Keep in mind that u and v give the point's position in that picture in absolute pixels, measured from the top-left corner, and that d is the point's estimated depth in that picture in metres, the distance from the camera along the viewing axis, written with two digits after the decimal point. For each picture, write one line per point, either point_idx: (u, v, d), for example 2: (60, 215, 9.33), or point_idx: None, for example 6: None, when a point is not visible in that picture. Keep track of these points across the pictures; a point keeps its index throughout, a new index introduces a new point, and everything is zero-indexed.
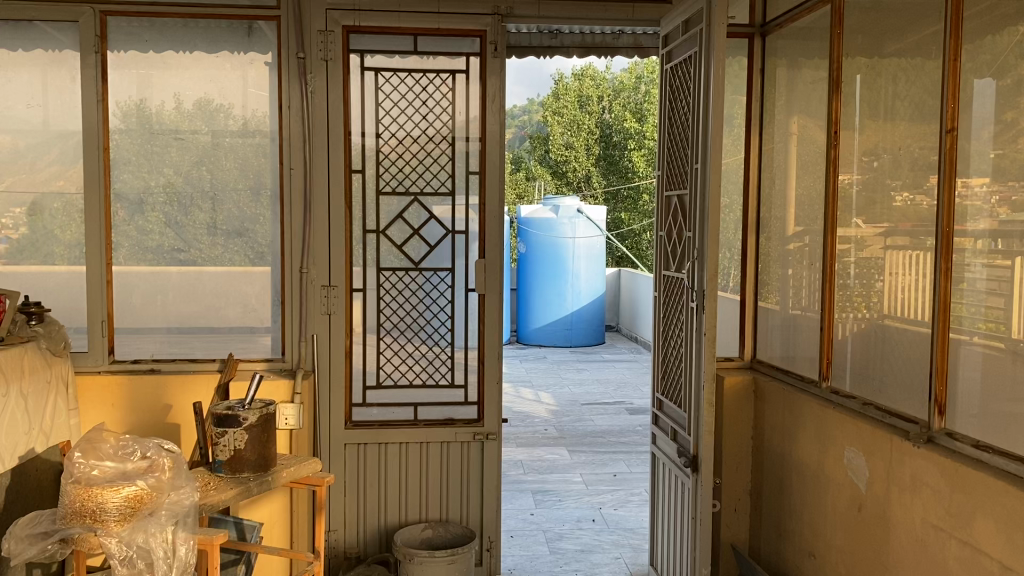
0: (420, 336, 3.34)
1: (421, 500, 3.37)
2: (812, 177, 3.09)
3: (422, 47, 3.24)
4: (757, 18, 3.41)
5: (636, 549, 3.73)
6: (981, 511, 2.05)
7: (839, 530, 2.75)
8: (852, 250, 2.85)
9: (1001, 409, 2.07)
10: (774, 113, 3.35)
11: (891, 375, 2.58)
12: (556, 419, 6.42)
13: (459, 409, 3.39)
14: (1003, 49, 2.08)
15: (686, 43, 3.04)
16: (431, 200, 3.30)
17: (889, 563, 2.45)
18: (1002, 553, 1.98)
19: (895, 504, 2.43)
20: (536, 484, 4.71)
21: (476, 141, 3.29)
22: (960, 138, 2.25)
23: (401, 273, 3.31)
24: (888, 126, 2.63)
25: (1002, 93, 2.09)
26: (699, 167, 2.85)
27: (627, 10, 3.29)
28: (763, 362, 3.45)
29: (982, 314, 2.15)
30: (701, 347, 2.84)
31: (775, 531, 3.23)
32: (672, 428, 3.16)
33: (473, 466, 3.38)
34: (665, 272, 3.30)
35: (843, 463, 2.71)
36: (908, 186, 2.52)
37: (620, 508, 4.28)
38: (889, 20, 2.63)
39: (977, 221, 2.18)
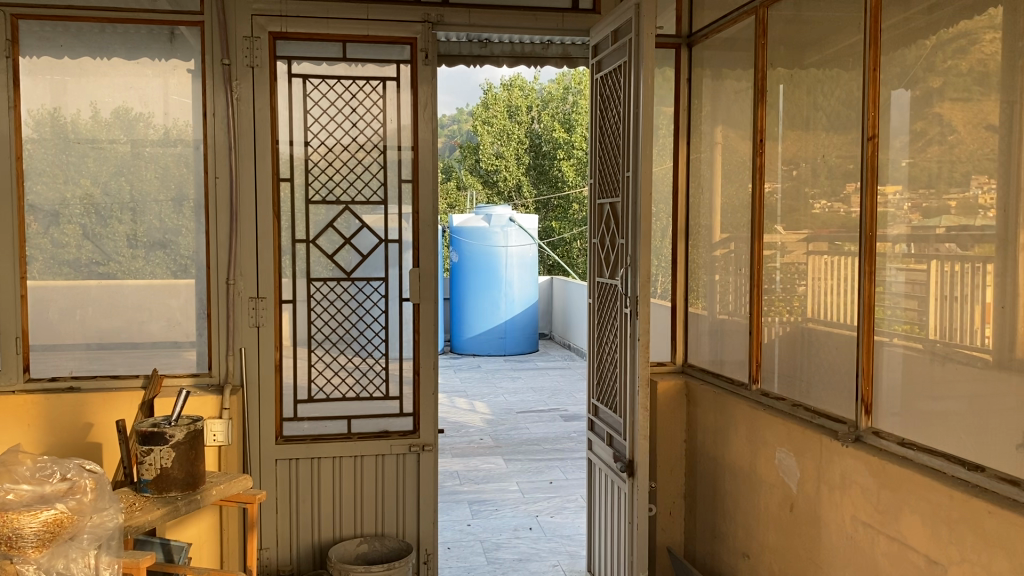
0: (352, 347, 3.29)
1: (356, 514, 3.31)
2: (737, 185, 3.16)
3: (352, 53, 3.20)
4: (684, 28, 3.48)
5: (573, 555, 3.74)
6: (908, 507, 2.11)
7: (772, 530, 2.80)
8: (777, 256, 2.91)
9: (922, 408, 2.14)
10: (701, 123, 3.41)
11: (818, 376, 2.65)
12: (491, 428, 6.40)
13: (394, 421, 3.33)
14: (915, 61, 2.17)
15: (615, 52, 3.07)
16: (363, 209, 3.25)
17: (821, 560, 2.51)
18: (927, 547, 2.04)
19: (825, 502, 2.49)
20: (471, 494, 4.68)
21: (408, 150, 3.25)
22: (880, 145, 2.31)
23: (332, 284, 3.26)
24: (808, 135, 2.70)
25: (915, 103, 2.17)
26: (630, 175, 2.88)
27: (557, 19, 3.31)
28: (694, 366, 3.50)
29: (901, 315, 2.23)
30: (634, 352, 2.86)
31: (710, 533, 3.27)
32: (608, 433, 3.18)
33: (409, 478, 3.34)
34: (598, 279, 3.32)
35: (774, 463, 2.77)
36: (826, 195, 2.60)
37: (556, 516, 4.28)
38: (807, 32, 2.71)
39: (894, 227, 2.25)
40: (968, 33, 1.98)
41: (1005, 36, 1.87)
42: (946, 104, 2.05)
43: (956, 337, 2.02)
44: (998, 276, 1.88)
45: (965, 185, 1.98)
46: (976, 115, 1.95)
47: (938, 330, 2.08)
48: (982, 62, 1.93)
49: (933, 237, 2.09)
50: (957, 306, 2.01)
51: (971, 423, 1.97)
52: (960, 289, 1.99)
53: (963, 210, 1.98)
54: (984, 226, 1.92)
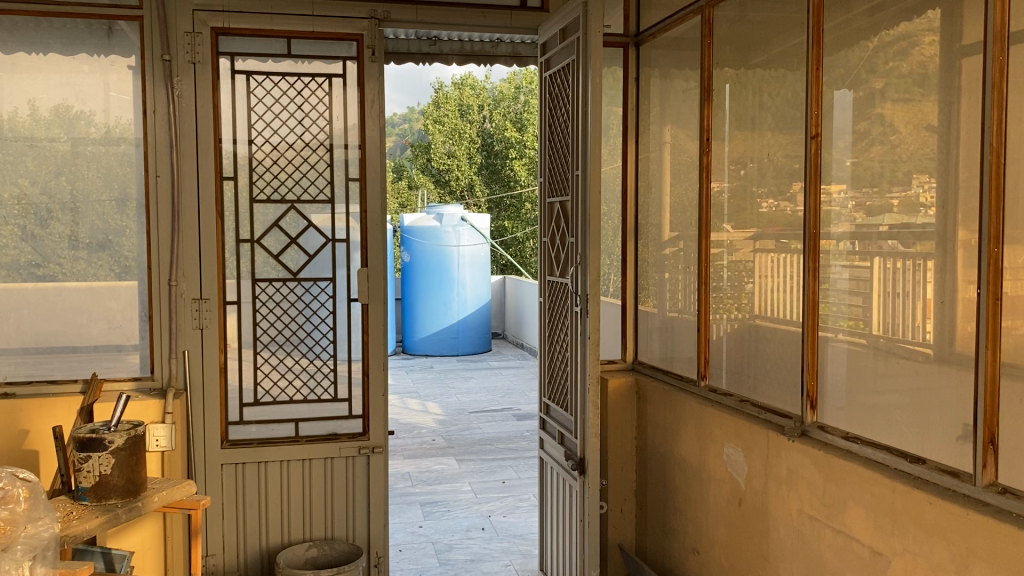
0: (300, 349, 3.24)
1: (305, 518, 3.26)
2: (685, 185, 3.19)
3: (298, 50, 3.15)
4: (631, 27, 3.50)
5: (526, 554, 3.73)
6: (853, 500, 2.15)
7: (720, 525, 2.83)
8: (724, 254, 2.94)
9: (866, 402, 2.19)
10: (649, 123, 3.44)
11: (764, 372, 2.69)
12: (443, 430, 6.36)
13: (343, 423, 3.29)
14: (856, 63, 2.21)
15: (563, 51, 3.07)
16: (309, 208, 3.20)
17: (769, 554, 2.54)
18: (871, 539, 2.08)
19: (772, 497, 2.52)
20: (423, 495, 4.65)
21: (355, 148, 3.21)
22: (823, 144, 2.36)
23: (278, 284, 3.21)
24: (755, 136, 2.73)
25: (858, 104, 2.21)
26: (579, 174, 2.88)
27: (505, 17, 3.30)
28: (644, 363, 3.52)
29: (845, 311, 2.27)
30: (584, 350, 2.87)
31: (660, 529, 3.29)
32: (559, 431, 3.18)
33: (359, 481, 3.30)
34: (549, 277, 3.32)
35: (723, 459, 2.80)
36: (773, 194, 2.62)
37: (508, 516, 4.27)
38: (752, 33, 2.74)
39: (838, 226, 2.29)
40: (908, 36, 2.02)
41: (944, 38, 1.90)
42: (888, 105, 2.08)
43: (898, 332, 2.06)
44: (938, 272, 1.92)
45: (907, 184, 2.01)
46: (916, 116, 1.98)
47: (882, 326, 2.12)
48: (922, 65, 1.97)
49: (877, 234, 2.12)
50: (900, 302, 2.04)
51: (913, 417, 2.01)
52: (902, 285, 2.03)
53: (905, 208, 2.02)
54: (926, 224, 1.95)
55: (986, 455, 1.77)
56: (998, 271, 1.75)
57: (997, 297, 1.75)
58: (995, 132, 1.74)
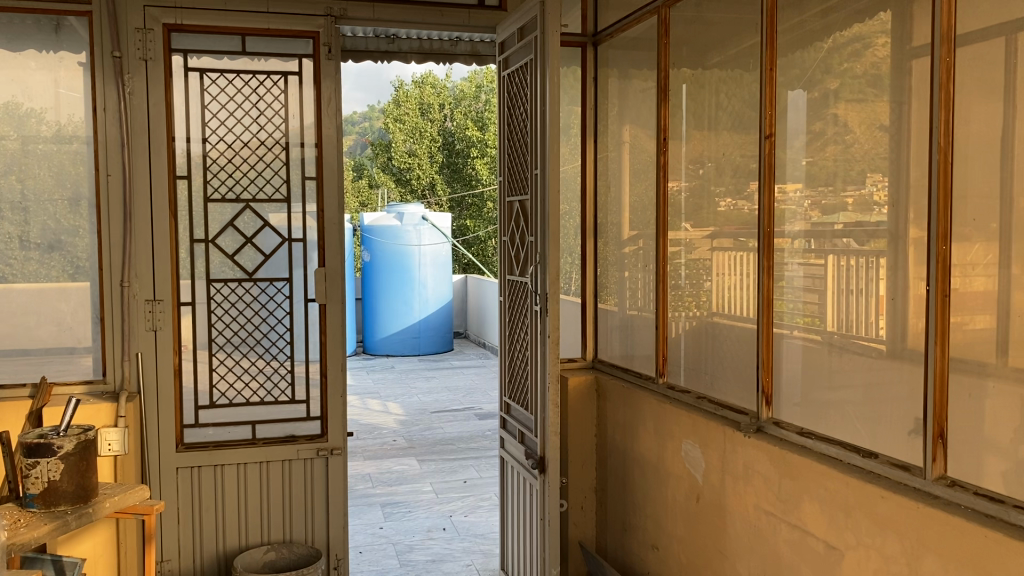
0: (256, 350, 3.20)
1: (263, 522, 3.22)
2: (644, 184, 3.21)
3: (253, 47, 3.11)
4: (589, 27, 3.52)
5: (487, 553, 3.73)
6: (808, 495, 2.18)
7: (679, 521, 2.85)
8: (682, 252, 2.97)
9: (820, 397, 2.22)
10: (608, 122, 3.46)
11: (722, 369, 2.72)
12: (404, 430, 6.33)
13: (301, 425, 3.26)
14: (811, 65, 2.24)
15: (521, 50, 3.08)
16: (265, 207, 3.17)
17: (726, 549, 2.57)
18: (826, 533, 2.11)
19: (729, 492, 2.54)
20: (384, 496, 4.62)
21: (312, 147, 3.18)
22: (777, 144, 2.39)
23: (234, 285, 3.16)
24: (712, 135, 2.76)
25: (812, 105, 2.24)
26: (538, 173, 2.89)
27: (463, 16, 3.30)
28: (604, 361, 3.54)
29: (800, 309, 2.30)
30: (544, 348, 2.87)
31: (620, 526, 3.31)
32: (519, 430, 3.18)
33: (317, 483, 3.27)
34: (509, 276, 3.31)
35: (681, 456, 2.82)
36: (730, 193, 2.65)
37: (469, 515, 4.26)
38: (708, 34, 2.77)
39: (793, 224, 2.32)
40: (862, 37, 2.05)
41: (894, 40, 1.94)
42: (842, 105, 2.12)
43: (852, 329, 2.09)
44: (890, 270, 1.95)
45: (861, 183, 2.05)
46: (870, 116, 2.01)
47: (836, 323, 2.15)
48: (875, 66, 2.00)
49: (832, 232, 2.15)
50: (853, 299, 2.08)
51: (866, 412, 2.04)
52: (856, 283, 2.06)
53: (859, 207, 2.05)
54: (878, 223, 1.99)
55: (935, 448, 1.80)
56: (946, 268, 1.78)
57: (945, 294, 1.79)
58: (943, 132, 1.77)
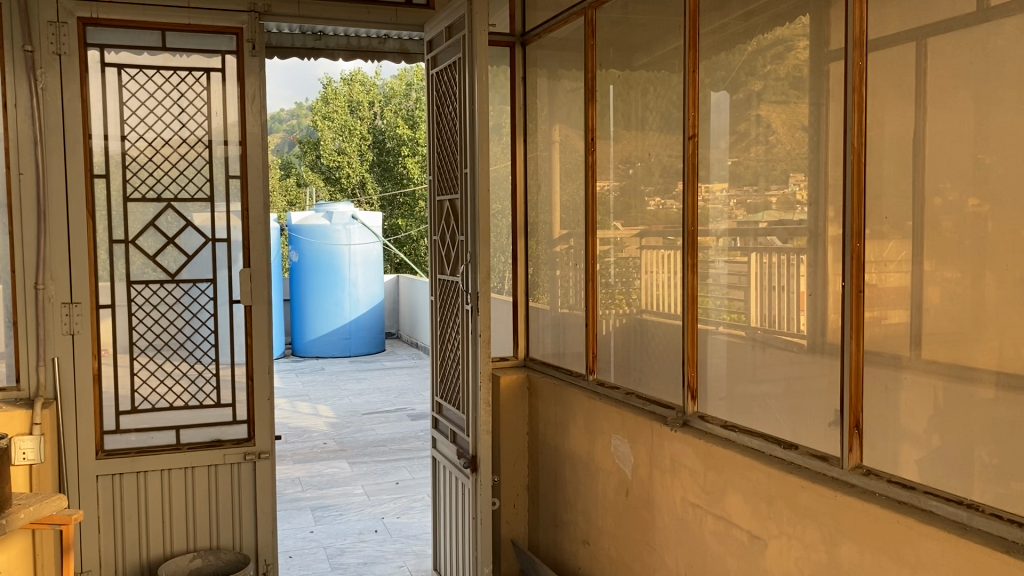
0: (180, 353, 3.13)
1: (188, 528, 3.14)
2: (574, 184, 3.24)
3: (173, 43, 3.03)
4: (517, 27, 3.54)
5: (419, 555, 3.72)
6: (732, 487, 2.23)
7: (609, 516, 2.89)
8: (611, 251, 3.01)
9: (744, 391, 2.28)
10: (537, 122, 3.48)
11: (650, 365, 2.77)
12: (335, 432, 6.25)
13: (227, 429, 3.19)
14: (735, 67, 2.30)
15: (449, 49, 3.07)
16: (188, 207, 3.09)
17: (654, 542, 2.62)
18: (750, 523, 2.16)
19: (657, 486, 2.59)
20: (314, 500, 4.56)
21: (235, 145, 3.11)
22: (700, 144, 2.46)
23: (156, 286, 3.09)
24: (639, 136, 2.80)
25: (736, 105, 2.30)
26: (467, 172, 2.89)
27: (390, 14, 3.28)
28: (536, 359, 3.57)
29: (725, 305, 2.36)
30: (475, 347, 2.87)
31: (551, 523, 3.34)
32: (451, 430, 3.18)
33: (245, 488, 3.20)
34: (440, 276, 3.30)
35: (610, 451, 2.86)
36: (659, 192, 2.69)
37: (402, 517, 4.24)
38: (635, 35, 2.81)
39: (716, 223, 2.39)
40: (783, 40, 2.11)
41: (813, 43, 2.00)
42: (765, 106, 2.17)
43: (774, 324, 2.15)
44: (810, 267, 2.02)
45: (784, 183, 2.10)
46: (792, 117, 2.07)
47: (759, 319, 2.21)
48: (796, 68, 2.06)
49: (757, 231, 2.20)
50: (776, 295, 2.14)
51: (788, 405, 2.11)
52: (778, 280, 2.12)
53: (782, 206, 2.11)
54: (799, 221, 2.05)
55: (852, 439, 1.87)
56: (860, 265, 1.85)
57: (859, 290, 1.86)
58: (856, 132, 1.84)
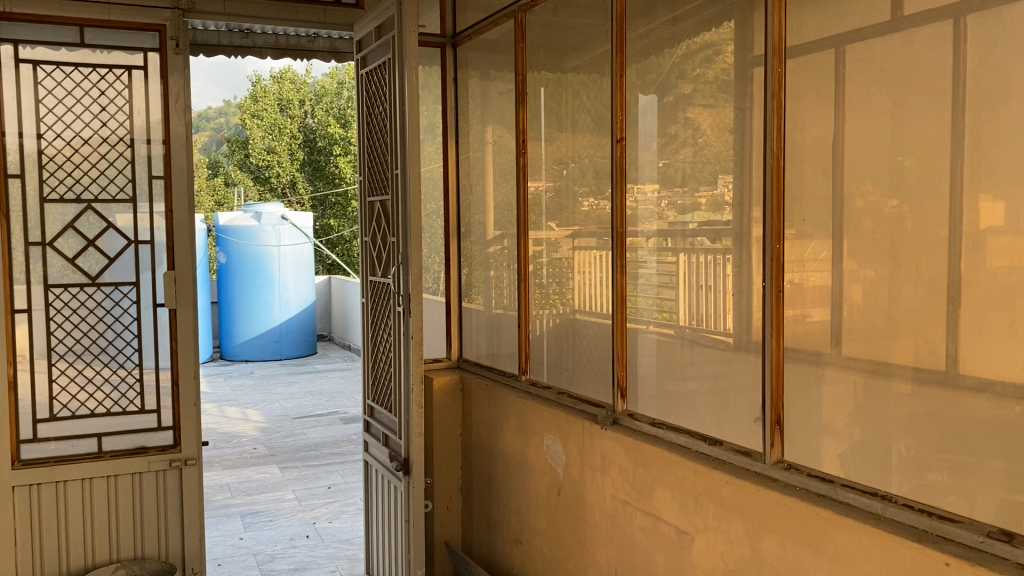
0: (102, 359, 3.04)
1: (110, 538, 3.06)
2: (507, 183, 3.25)
3: (92, 39, 2.94)
4: (448, 29, 3.55)
5: (351, 559, 3.69)
6: (660, 483, 2.27)
7: (541, 515, 2.91)
8: (544, 251, 3.04)
9: (673, 388, 2.33)
10: (469, 122, 3.49)
11: (581, 365, 2.80)
12: (265, 437, 6.15)
13: (151, 436, 3.10)
14: (663, 71, 2.34)
15: (379, 49, 3.04)
16: (108, 208, 3.00)
17: (586, 541, 2.64)
18: (678, 518, 2.21)
19: (588, 485, 2.62)
20: (244, 507, 4.47)
21: (159, 144, 3.03)
22: (628, 147, 2.51)
23: (75, 290, 2.99)
24: (572, 137, 2.83)
25: (665, 108, 2.34)
26: (398, 173, 2.87)
27: (319, 12, 3.24)
28: (468, 361, 3.58)
29: (655, 305, 2.40)
30: (406, 349, 2.85)
31: (484, 523, 3.35)
32: (383, 433, 3.15)
33: (171, 496, 3.12)
34: (371, 278, 3.28)
35: (542, 450, 2.88)
36: (592, 193, 2.72)
37: (334, 521, 4.20)
38: (565, 38, 2.84)
39: (646, 223, 2.43)
40: (712, 45, 2.15)
41: (738, 48, 2.05)
42: (694, 109, 2.21)
43: (702, 322, 2.20)
44: (736, 267, 2.07)
45: (713, 184, 2.15)
46: (719, 120, 2.12)
47: (688, 317, 2.25)
48: (724, 72, 2.10)
49: (687, 231, 2.25)
50: (705, 295, 2.19)
51: (714, 402, 2.16)
52: (707, 279, 2.17)
53: (712, 207, 2.15)
54: (726, 222, 2.10)
55: (773, 434, 1.94)
56: (780, 265, 1.92)
57: (779, 290, 1.92)
58: (776, 138, 1.91)
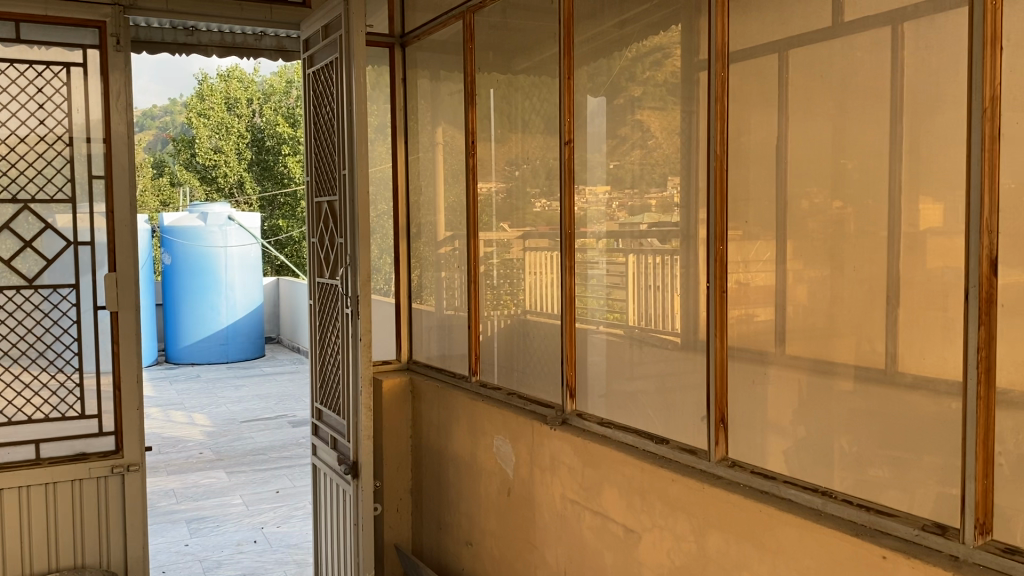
0: (39, 363, 2.96)
1: (49, 547, 2.98)
2: (457, 184, 3.25)
3: (28, 35, 2.86)
4: (396, 29, 3.53)
5: (300, 563, 3.65)
6: (608, 482, 2.29)
7: (491, 516, 2.92)
8: (495, 252, 3.04)
9: (621, 388, 2.35)
10: (418, 123, 3.48)
11: (531, 366, 2.81)
12: (211, 441, 6.05)
13: (92, 442, 3.03)
14: (613, 74, 2.36)
15: (326, 48, 3.02)
16: (47, 209, 2.93)
17: (535, 540, 2.65)
18: (625, 517, 2.23)
19: (538, 485, 2.63)
20: (189, 512, 4.39)
21: (99, 142, 2.96)
22: (576, 149, 2.54)
23: (11, 292, 2.91)
24: (524, 138, 2.83)
25: (615, 110, 2.36)
26: (346, 173, 2.84)
27: (265, 11, 3.21)
28: (419, 362, 3.57)
29: (605, 306, 2.42)
30: (355, 352, 2.83)
31: (434, 525, 3.34)
32: (332, 436, 3.12)
33: (113, 503, 3.05)
34: (319, 279, 3.24)
35: (492, 451, 2.88)
36: (544, 194, 2.72)
37: (282, 526, 4.15)
38: (515, 40, 2.85)
39: (595, 224, 2.46)
40: (661, 48, 2.17)
41: (685, 51, 2.08)
42: (645, 112, 2.23)
43: (650, 323, 2.22)
44: (683, 267, 2.10)
45: (662, 186, 2.17)
46: (668, 123, 2.14)
47: (637, 317, 2.27)
48: (673, 75, 2.13)
49: (636, 232, 2.27)
50: (654, 294, 2.21)
51: (661, 402, 2.19)
52: (656, 280, 2.19)
53: (662, 208, 2.17)
54: (674, 223, 2.13)
55: (717, 432, 1.97)
56: (724, 266, 1.96)
57: (723, 290, 1.96)
58: (719, 140, 1.95)
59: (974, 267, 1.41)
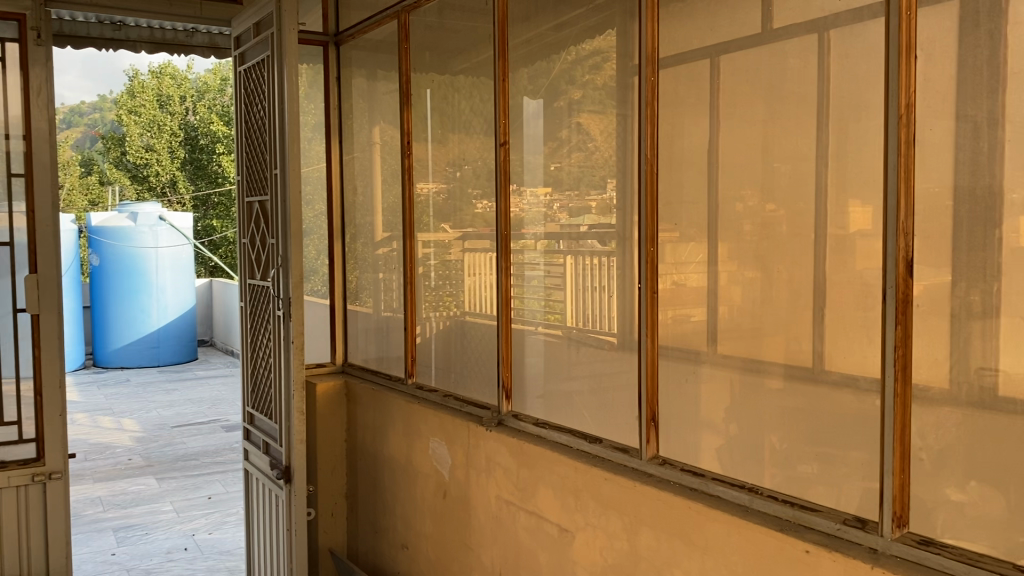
0: None
1: None
2: (393, 185, 3.23)
3: None
4: (331, 27, 3.51)
5: (231, 570, 3.58)
6: (543, 482, 2.31)
7: (427, 519, 2.90)
8: (432, 254, 3.03)
9: (558, 388, 2.37)
10: (354, 122, 3.44)
11: (468, 367, 2.82)
12: (141, 447, 5.89)
13: (11, 450, 2.92)
14: (551, 76, 2.37)
15: (258, 45, 2.97)
16: None
17: (471, 542, 2.65)
18: (559, 517, 2.24)
19: (474, 486, 2.63)
20: (117, 521, 4.26)
21: (19, 139, 2.86)
22: (512, 150, 2.56)
23: None
24: (465, 138, 2.81)
25: (552, 113, 2.38)
26: (278, 173, 2.80)
27: (193, 7, 3.13)
28: (354, 365, 3.54)
29: (542, 307, 2.43)
30: (287, 354, 2.79)
31: (369, 529, 3.31)
32: (264, 440, 3.07)
33: (33, 513, 2.95)
34: (250, 281, 3.18)
35: (428, 453, 2.87)
36: (485, 195, 2.71)
37: (214, 532, 4.07)
38: (451, 41, 2.85)
39: (532, 226, 2.47)
40: (600, 51, 2.18)
41: (619, 55, 2.10)
42: (584, 115, 2.24)
43: (587, 323, 2.24)
44: (619, 268, 2.12)
45: (602, 188, 2.17)
46: (605, 126, 2.16)
47: (575, 318, 2.29)
48: (611, 79, 2.14)
49: (577, 233, 2.27)
50: (595, 295, 2.21)
51: (595, 402, 2.21)
52: (598, 281, 2.19)
53: (601, 210, 2.18)
54: (610, 225, 2.14)
55: (649, 431, 2.01)
56: (655, 267, 2.00)
57: (655, 291, 2.00)
58: (650, 145, 2.00)
59: (891, 268, 1.46)
